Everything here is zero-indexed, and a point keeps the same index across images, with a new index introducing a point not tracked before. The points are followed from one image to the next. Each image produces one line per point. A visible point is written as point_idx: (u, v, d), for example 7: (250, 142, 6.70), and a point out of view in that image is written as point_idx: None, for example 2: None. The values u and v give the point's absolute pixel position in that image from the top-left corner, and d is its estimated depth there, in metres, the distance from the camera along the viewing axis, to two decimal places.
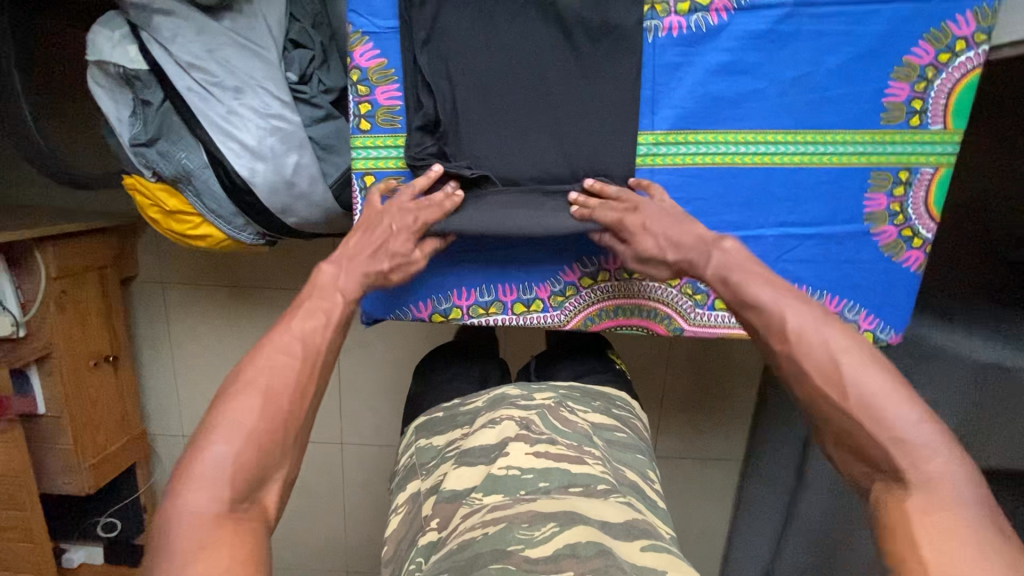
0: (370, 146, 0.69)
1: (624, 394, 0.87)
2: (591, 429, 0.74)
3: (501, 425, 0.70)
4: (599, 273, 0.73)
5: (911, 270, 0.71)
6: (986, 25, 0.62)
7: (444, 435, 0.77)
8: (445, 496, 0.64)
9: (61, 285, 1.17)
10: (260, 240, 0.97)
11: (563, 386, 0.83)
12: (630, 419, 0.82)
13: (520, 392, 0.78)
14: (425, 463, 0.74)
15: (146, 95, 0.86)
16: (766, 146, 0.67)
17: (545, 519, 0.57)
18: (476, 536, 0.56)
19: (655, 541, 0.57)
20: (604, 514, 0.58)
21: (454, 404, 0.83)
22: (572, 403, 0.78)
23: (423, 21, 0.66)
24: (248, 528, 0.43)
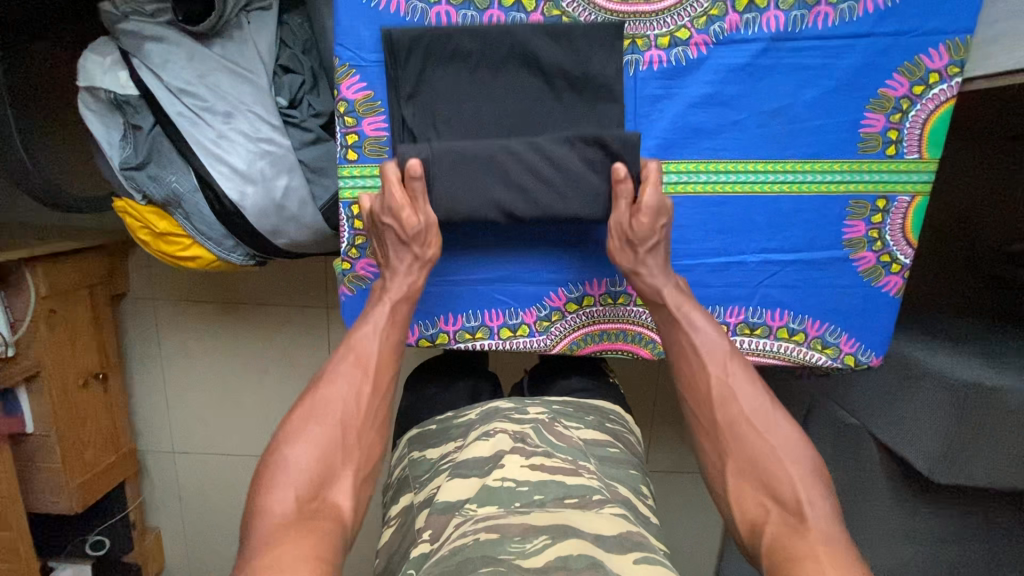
0: (358, 175, 0.69)
1: (617, 407, 0.88)
2: (585, 446, 0.75)
3: (495, 437, 0.71)
4: (584, 297, 0.74)
5: (890, 294, 0.72)
6: (958, 59, 0.64)
7: (438, 447, 0.78)
8: (439, 507, 0.65)
9: (50, 304, 1.17)
10: (250, 260, 0.97)
11: (558, 401, 0.84)
12: (623, 432, 0.82)
13: (513, 404, 0.79)
14: (418, 477, 0.75)
15: (135, 120, 0.86)
16: (746, 174, 0.68)
17: (537, 533, 0.59)
18: (467, 542, 0.58)
19: (649, 554, 0.58)
20: (598, 526, 0.60)
21: (448, 416, 0.83)
22: (565, 419, 0.79)
23: (408, 75, 0.66)
24: (302, 534, 0.53)
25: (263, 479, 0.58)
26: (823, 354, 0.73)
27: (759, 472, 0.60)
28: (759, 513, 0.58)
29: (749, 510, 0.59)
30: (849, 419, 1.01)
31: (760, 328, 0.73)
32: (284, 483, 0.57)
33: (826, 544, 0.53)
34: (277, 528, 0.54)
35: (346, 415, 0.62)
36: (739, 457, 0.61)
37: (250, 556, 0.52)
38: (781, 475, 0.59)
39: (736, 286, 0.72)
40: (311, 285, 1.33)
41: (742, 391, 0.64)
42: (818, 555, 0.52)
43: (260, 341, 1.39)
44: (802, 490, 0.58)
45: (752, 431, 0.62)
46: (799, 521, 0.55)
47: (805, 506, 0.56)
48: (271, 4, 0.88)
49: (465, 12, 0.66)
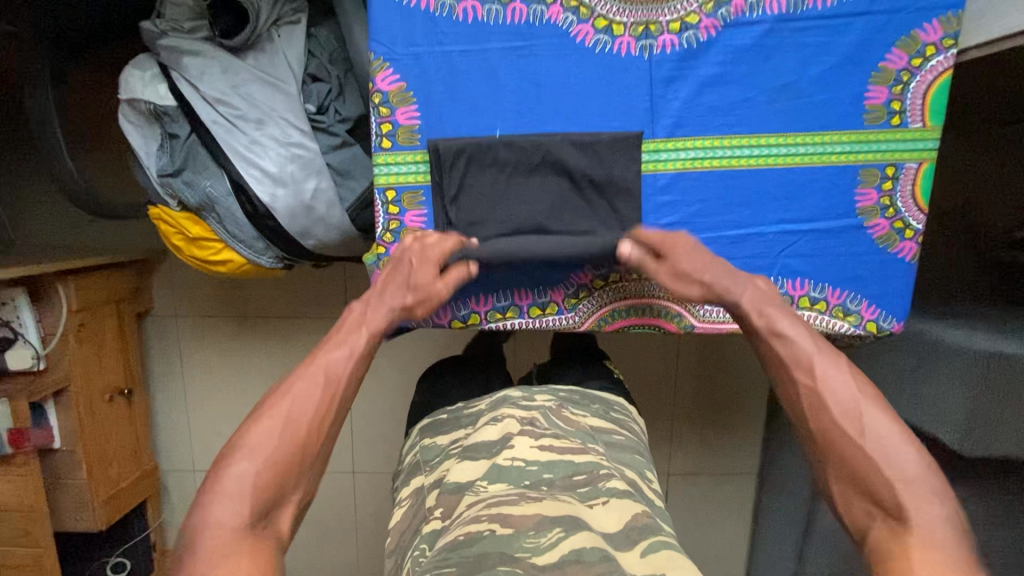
0: (392, 163, 0.72)
1: (620, 399, 0.89)
2: (590, 431, 0.75)
3: (503, 421, 0.72)
4: (610, 275, 0.76)
5: (906, 260, 0.75)
6: (952, 31, 0.68)
7: (448, 434, 0.79)
8: (450, 488, 0.66)
9: (80, 318, 1.19)
10: (279, 264, 1.01)
11: (563, 389, 0.85)
12: (627, 421, 0.83)
13: (522, 393, 0.80)
14: (429, 461, 0.75)
15: (173, 129, 0.91)
16: (758, 149, 0.72)
17: (551, 525, 0.57)
18: (483, 530, 0.56)
19: (656, 538, 0.58)
20: (605, 523, 0.59)
21: (458, 406, 0.84)
22: (572, 406, 0.79)
23: (452, 181, 0.72)
24: (251, 551, 0.49)
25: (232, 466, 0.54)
26: (845, 321, 0.75)
27: (860, 481, 0.54)
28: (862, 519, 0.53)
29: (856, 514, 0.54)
30: None
31: (783, 297, 0.75)
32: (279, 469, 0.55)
33: (923, 548, 0.47)
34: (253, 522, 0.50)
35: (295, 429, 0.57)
36: (835, 461, 0.56)
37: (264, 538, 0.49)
38: (880, 480, 0.52)
39: (757, 256, 0.74)
40: (331, 296, 1.36)
41: (836, 393, 0.58)
42: (912, 558, 0.47)
43: (279, 355, 1.41)
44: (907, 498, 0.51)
45: (848, 437, 0.56)
46: (900, 526, 0.50)
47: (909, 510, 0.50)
48: (300, 19, 0.93)
49: (490, 6, 0.68)
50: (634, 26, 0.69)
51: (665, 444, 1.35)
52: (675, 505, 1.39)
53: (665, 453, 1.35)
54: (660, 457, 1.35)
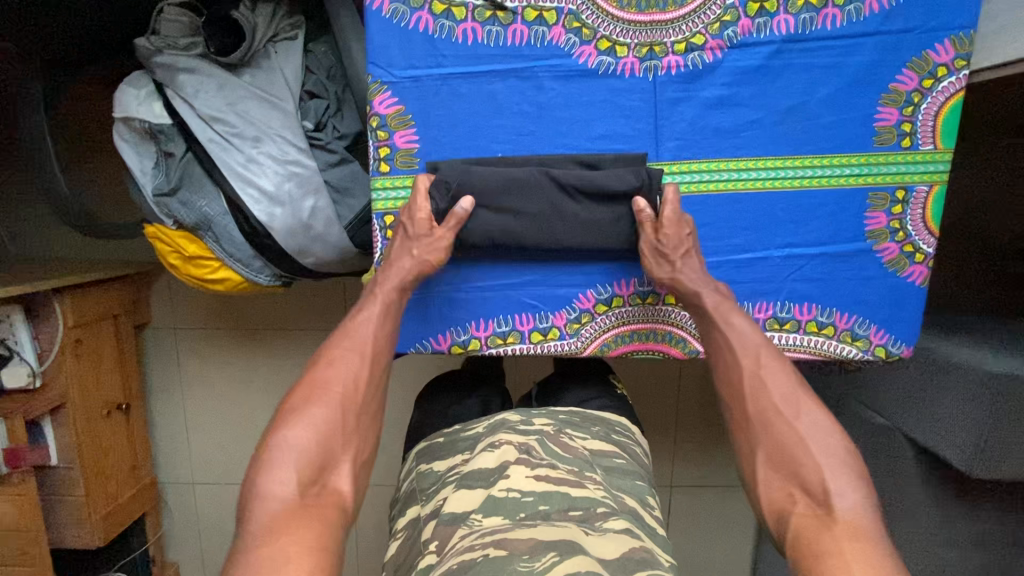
0: (389, 188, 0.70)
1: (622, 418, 0.87)
2: (589, 456, 0.73)
3: (500, 449, 0.71)
4: (613, 298, 0.74)
5: (916, 284, 0.73)
6: (964, 52, 0.67)
7: (445, 460, 0.77)
8: (445, 519, 0.64)
9: (77, 334, 1.18)
10: (277, 282, 0.99)
11: (563, 411, 0.83)
12: (629, 444, 0.81)
13: (519, 417, 0.79)
14: (426, 489, 0.74)
15: (169, 147, 0.90)
16: (764, 172, 0.70)
17: (545, 550, 0.55)
18: (476, 557, 0.55)
19: (653, 571, 0.56)
20: (602, 549, 0.57)
21: (455, 430, 0.82)
22: (571, 429, 0.78)
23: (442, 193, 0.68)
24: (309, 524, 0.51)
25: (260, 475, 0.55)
26: (853, 347, 0.73)
27: (788, 465, 0.58)
28: (786, 502, 0.56)
29: (777, 499, 0.57)
30: (879, 419, 1.01)
31: (789, 322, 0.73)
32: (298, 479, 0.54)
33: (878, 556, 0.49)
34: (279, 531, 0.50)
35: (345, 395, 0.61)
36: (768, 445, 0.59)
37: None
38: (808, 465, 0.57)
39: (763, 281, 0.73)
40: (330, 309, 1.34)
41: (772, 380, 0.62)
42: (844, 550, 0.49)
43: (278, 368, 1.40)
44: (831, 482, 0.55)
45: (781, 418, 0.60)
46: (829, 514, 0.53)
47: (833, 496, 0.54)
48: (297, 34, 0.91)
49: (491, 28, 0.66)
50: (638, 48, 0.67)
51: (667, 458, 1.33)
52: (678, 518, 1.37)
53: (668, 467, 1.33)
54: (662, 472, 1.33)
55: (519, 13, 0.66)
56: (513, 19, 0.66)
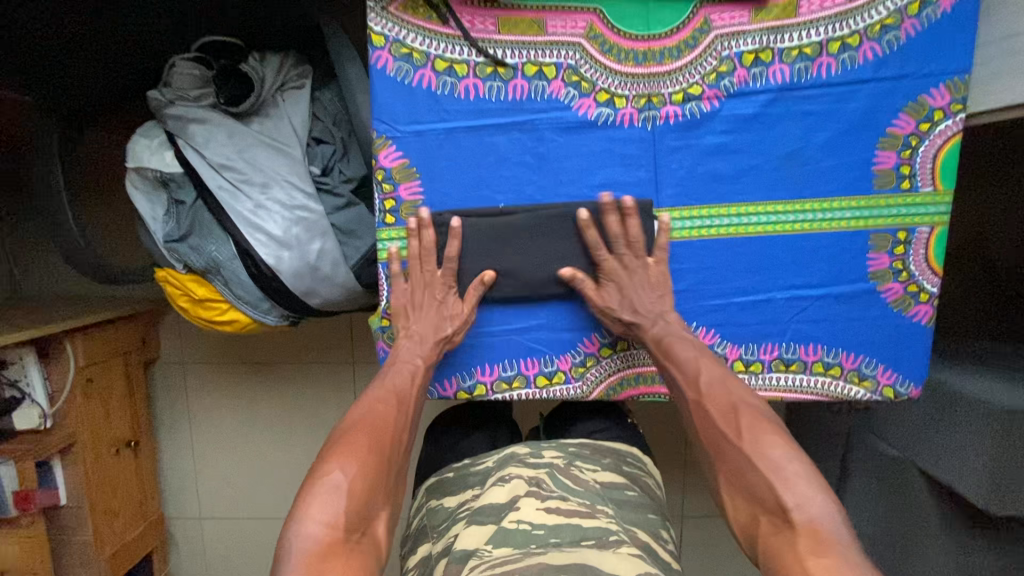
0: (395, 238, 0.71)
1: (633, 448, 0.86)
2: (600, 489, 0.72)
3: (511, 482, 0.70)
4: (618, 341, 0.74)
5: (921, 323, 0.73)
6: (960, 96, 0.67)
7: (456, 495, 0.76)
8: (456, 556, 0.62)
9: (87, 373, 1.20)
10: (285, 322, 1.00)
11: (572, 444, 0.82)
12: (641, 475, 0.80)
13: (529, 450, 0.79)
14: (436, 526, 0.73)
15: (179, 195, 0.92)
16: (765, 216, 0.71)
17: (556, 572, 0.54)
18: None
19: None
20: (617, 567, 0.56)
21: (465, 464, 0.82)
22: (581, 462, 0.78)
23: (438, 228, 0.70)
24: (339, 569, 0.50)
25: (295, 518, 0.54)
26: (861, 387, 0.73)
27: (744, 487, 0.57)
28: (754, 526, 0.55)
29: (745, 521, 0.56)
30: (892, 451, 0.99)
31: (795, 363, 0.73)
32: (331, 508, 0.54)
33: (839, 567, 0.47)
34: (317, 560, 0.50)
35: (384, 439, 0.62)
36: (725, 472, 0.59)
37: None
38: (759, 481, 0.56)
39: (768, 323, 0.73)
40: (337, 342, 1.35)
41: (714, 406, 0.63)
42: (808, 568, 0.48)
43: (285, 401, 1.41)
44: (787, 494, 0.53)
45: (727, 443, 0.60)
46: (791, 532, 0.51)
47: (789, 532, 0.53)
48: (304, 83, 0.93)
49: (492, 83, 0.68)
50: (636, 99, 0.68)
51: (679, 489, 1.31)
52: (690, 550, 1.35)
53: (679, 499, 1.32)
54: (674, 502, 1.32)
55: (519, 68, 0.68)
56: (513, 74, 0.68)
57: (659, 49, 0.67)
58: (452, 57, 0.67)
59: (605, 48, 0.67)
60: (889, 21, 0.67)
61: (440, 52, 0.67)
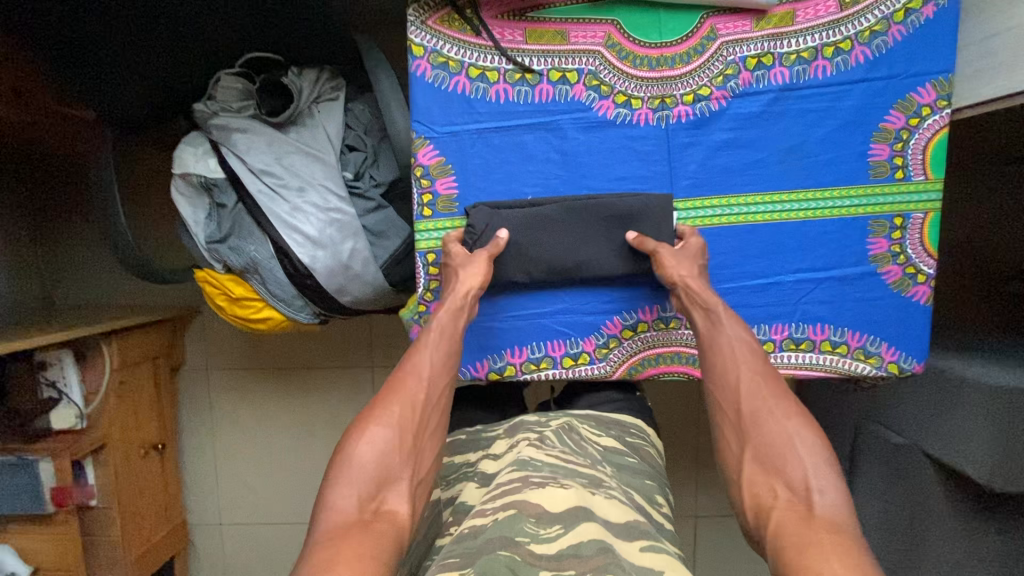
0: (432, 229, 0.77)
1: (637, 420, 0.90)
2: (602, 454, 0.76)
3: (517, 443, 0.75)
4: (638, 324, 0.79)
5: (920, 303, 0.78)
6: (945, 93, 0.74)
7: (466, 454, 0.81)
8: (463, 508, 0.67)
9: (120, 375, 1.24)
10: (316, 319, 1.06)
11: (580, 414, 0.87)
12: (643, 445, 0.84)
13: (537, 417, 0.83)
14: (447, 476, 0.78)
15: (221, 199, 0.99)
16: (771, 206, 0.77)
17: (552, 520, 0.56)
18: (487, 523, 0.56)
19: (653, 541, 0.57)
20: (608, 514, 0.60)
21: (478, 429, 0.87)
22: (586, 428, 0.81)
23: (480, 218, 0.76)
24: (362, 534, 0.53)
25: (325, 484, 0.59)
26: (866, 363, 0.78)
27: (775, 461, 0.60)
28: (767, 497, 0.58)
29: (757, 492, 0.59)
30: (898, 438, 1.04)
31: (804, 342, 0.78)
32: (349, 484, 0.58)
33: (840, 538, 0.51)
34: (339, 528, 0.54)
35: (404, 419, 0.63)
36: (756, 443, 0.62)
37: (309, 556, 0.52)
38: (792, 461, 0.59)
39: (777, 305, 0.78)
40: (359, 345, 1.40)
41: (761, 386, 0.65)
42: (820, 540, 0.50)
43: (307, 404, 1.45)
44: (813, 478, 0.57)
45: (771, 419, 0.63)
46: (807, 509, 0.55)
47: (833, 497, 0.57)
48: (338, 95, 1.01)
49: (520, 88, 0.75)
50: (650, 100, 0.75)
51: (693, 486, 1.34)
52: (706, 548, 1.38)
53: (694, 495, 1.35)
54: (688, 499, 1.34)
55: (545, 74, 0.74)
56: (539, 80, 0.75)
57: (671, 55, 0.74)
58: (484, 65, 0.74)
59: (622, 55, 0.74)
60: (878, 28, 0.74)
61: (473, 60, 0.74)
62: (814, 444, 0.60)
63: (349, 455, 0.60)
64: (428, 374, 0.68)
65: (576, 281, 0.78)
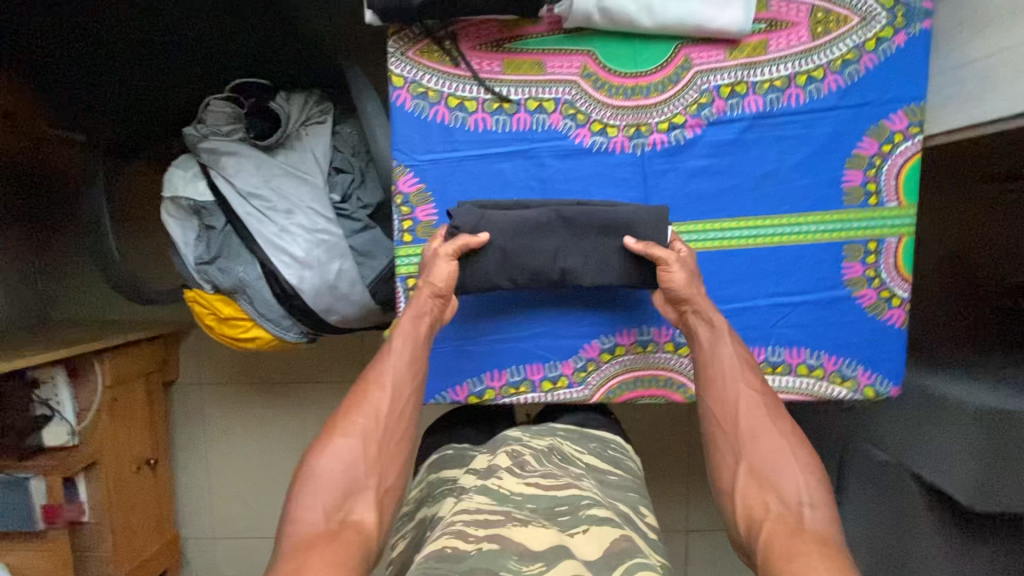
0: (412, 254, 0.78)
1: (617, 436, 0.92)
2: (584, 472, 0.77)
3: (496, 461, 0.74)
4: (616, 347, 0.80)
5: (895, 326, 0.79)
6: (916, 120, 0.76)
7: (451, 470, 0.82)
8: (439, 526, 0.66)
9: (113, 392, 1.25)
10: (304, 338, 1.07)
11: (562, 428, 0.89)
12: (625, 459, 0.85)
13: (518, 433, 0.83)
14: (433, 492, 0.79)
15: (210, 221, 1.00)
16: (745, 231, 0.78)
17: (535, 559, 0.55)
18: (470, 549, 0.54)
19: (636, 563, 0.56)
20: (586, 549, 0.57)
21: (465, 447, 0.88)
22: (569, 445, 0.84)
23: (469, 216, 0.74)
24: (328, 544, 0.56)
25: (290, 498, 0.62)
26: (842, 387, 0.79)
27: (768, 477, 0.64)
28: (760, 508, 0.62)
29: (751, 504, 0.63)
30: (882, 456, 1.04)
31: (781, 365, 0.79)
32: (315, 497, 0.61)
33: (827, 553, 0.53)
34: (306, 541, 0.57)
35: (368, 430, 0.67)
36: (752, 458, 0.66)
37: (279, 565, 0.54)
38: (785, 480, 0.63)
39: (754, 328, 0.79)
40: (351, 360, 1.42)
41: (748, 403, 0.69)
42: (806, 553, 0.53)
43: (299, 418, 1.46)
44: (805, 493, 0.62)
45: (765, 435, 0.67)
46: (797, 523, 0.58)
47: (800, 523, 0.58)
48: (325, 118, 1.03)
49: (498, 117, 0.76)
50: (626, 128, 0.76)
51: (683, 500, 1.35)
52: (697, 562, 1.38)
53: (684, 509, 1.35)
54: (678, 514, 1.35)
55: (522, 103, 0.76)
56: (517, 109, 0.76)
57: (646, 84, 0.76)
58: (463, 94, 0.76)
59: (598, 85, 0.76)
60: (850, 57, 0.75)
61: (452, 90, 0.75)
62: (808, 461, 0.64)
63: (314, 470, 0.63)
64: (392, 383, 0.70)
65: (560, 300, 0.80)
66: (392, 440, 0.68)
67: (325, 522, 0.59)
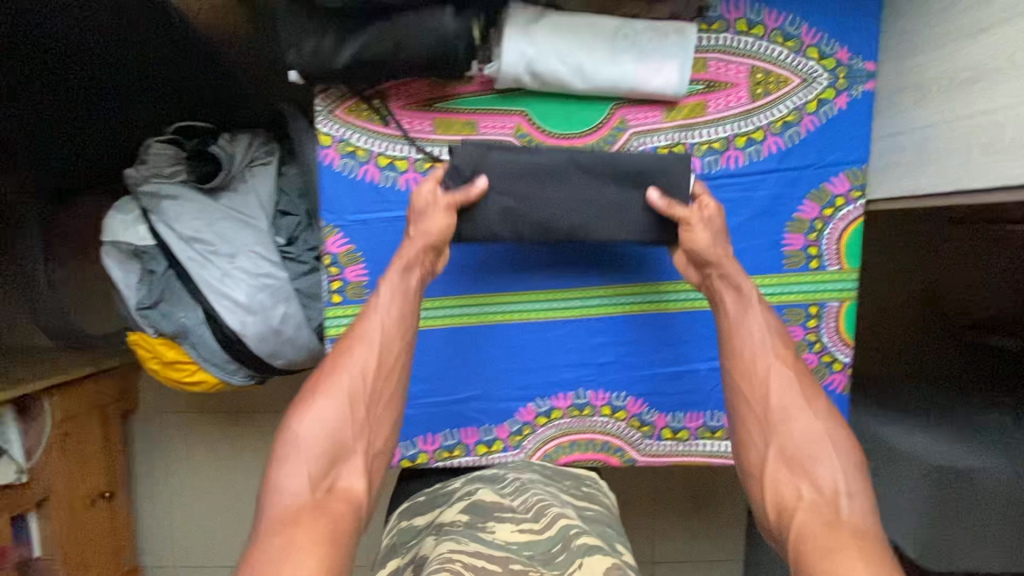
0: (341, 316, 0.76)
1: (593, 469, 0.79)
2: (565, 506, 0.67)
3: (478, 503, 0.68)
4: (552, 411, 0.78)
5: (836, 390, 0.78)
6: (859, 184, 0.74)
7: (426, 515, 0.73)
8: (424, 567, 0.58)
9: (64, 428, 1.24)
10: (251, 380, 1.05)
11: (541, 464, 0.77)
12: (599, 496, 0.74)
13: (496, 473, 0.75)
14: (406, 543, 0.69)
15: (151, 265, 0.98)
16: (682, 294, 0.77)
17: None
18: None
19: None
20: None
21: (437, 486, 0.78)
22: (543, 478, 0.73)
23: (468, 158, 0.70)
24: (313, 518, 0.54)
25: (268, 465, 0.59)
26: None
27: (802, 465, 0.60)
28: (791, 498, 0.58)
29: (781, 492, 0.60)
30: None
31: (719, 430, 0.78)
32: (297, 465, 0.57)
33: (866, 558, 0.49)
34: (291, 512, 0.54)
35: (355, 389, 0.63)
36: (783, 441, 0.62)
37: (260, 539, 0.52)
38: (822, 471, 0.59)
39: (691, 392, 0.78)
40: None
41: (778, 377, 0.65)
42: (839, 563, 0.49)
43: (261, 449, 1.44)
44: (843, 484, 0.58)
45: (798, 413, 0.63)
46: (835, 514, 0.55)
47: None
48: (271, 160, 1.01)
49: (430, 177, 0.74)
50: None
51: (648, 538, 1.33)
52: None
53: (648, 548, 1.33)
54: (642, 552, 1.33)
55: None
56: None
57: (581, 145, 0.74)
58: (393, 154, 0.74)
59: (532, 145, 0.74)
60: (791, 118, 0.74)
61: (382, 149, 0.74)
62: (847, 448, 0.60)
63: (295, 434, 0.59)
64: (378, 338, 0.66)
65: (559, 268, 0.76)
66: (380, 401, 0.65)
67: (310, 489, 0.56)
